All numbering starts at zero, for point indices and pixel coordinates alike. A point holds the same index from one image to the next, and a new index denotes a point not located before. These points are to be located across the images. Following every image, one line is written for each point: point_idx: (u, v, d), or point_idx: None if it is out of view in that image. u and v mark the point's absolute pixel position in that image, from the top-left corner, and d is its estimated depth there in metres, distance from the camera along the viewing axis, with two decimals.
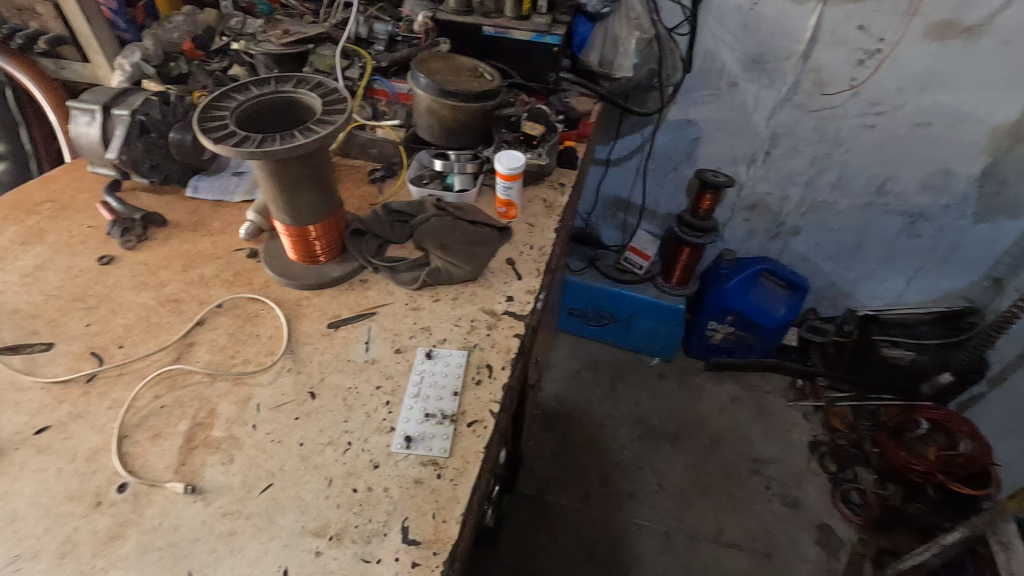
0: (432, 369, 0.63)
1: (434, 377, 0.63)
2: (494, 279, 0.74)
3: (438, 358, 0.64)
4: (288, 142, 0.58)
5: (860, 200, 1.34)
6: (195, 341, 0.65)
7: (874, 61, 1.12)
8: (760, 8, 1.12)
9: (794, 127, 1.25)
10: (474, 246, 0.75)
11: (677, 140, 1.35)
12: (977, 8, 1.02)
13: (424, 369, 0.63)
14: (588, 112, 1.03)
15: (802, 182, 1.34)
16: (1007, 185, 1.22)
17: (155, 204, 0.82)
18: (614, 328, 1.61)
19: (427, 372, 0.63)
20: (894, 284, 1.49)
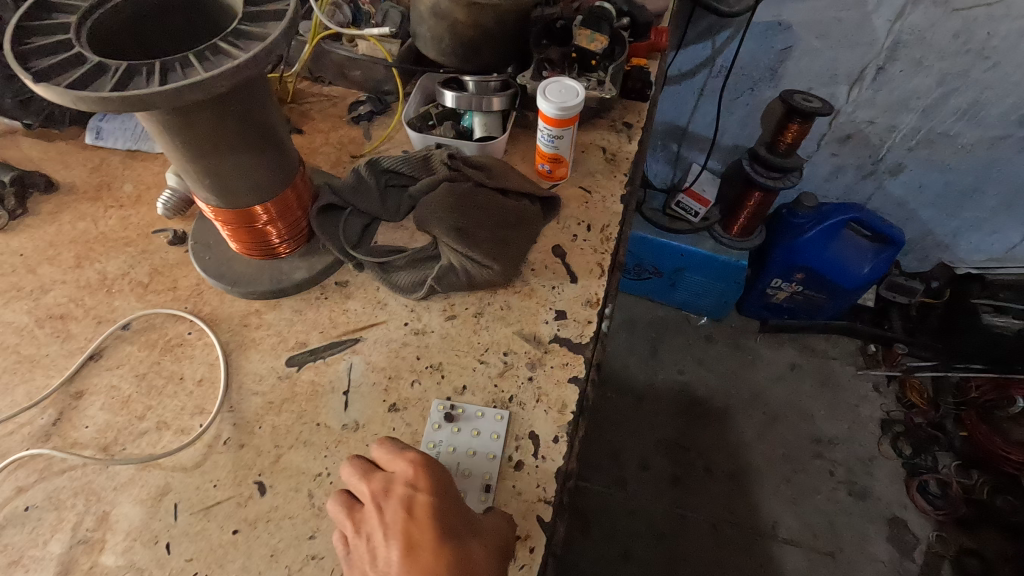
0: (453, 442, 0.41)
1: (454, 457, 0.41)
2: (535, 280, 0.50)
3: (461, 422, 0.42)
4: (181, 77, 0.32)
5: (994, 133, 1.04)
6: (85, 389, 0.43)
7: None
8: None
9: (927, 33, 0.92)
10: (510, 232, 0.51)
11: (760, 51, 1.02)
12: None
13: (438, 441, 0.41)
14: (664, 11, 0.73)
15: (919, 108, 1.03)
16: None
17: (40, 157, 0.56)
18: (658, 283, 1.37)
19: (444, 447, 0.41)
20: (1008, 237, 1.21)
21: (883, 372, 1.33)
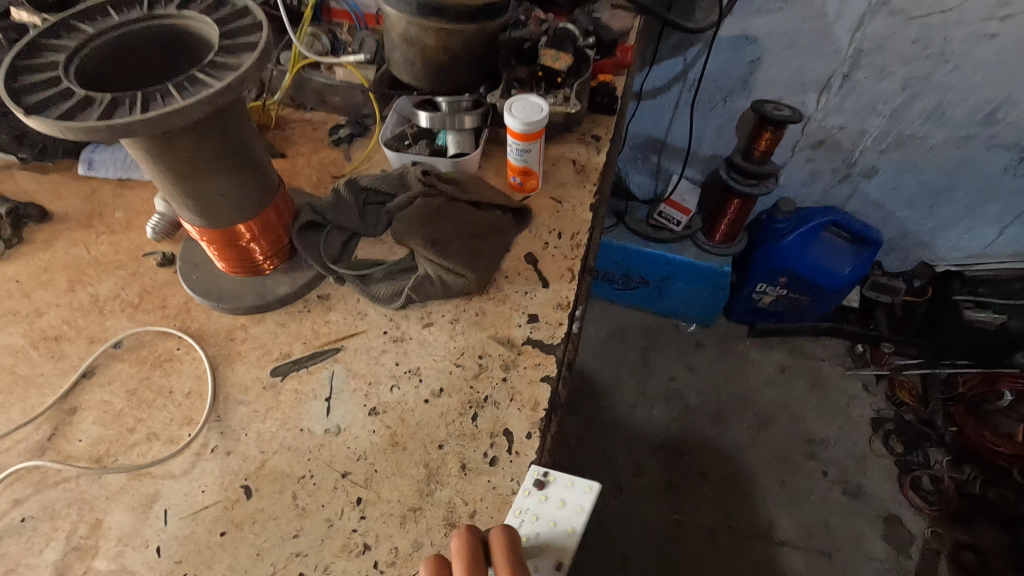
0: (538, 510, 0.39)
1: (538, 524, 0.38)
2: (508, 287, 0.52)
3: (551, 489, 0.39)
4: (161, 106, 0.35)
5: (961, 132, 1.07)
6: (79, 406, 0.45)
7: None
8: None
9: (887, 41, 0.96)
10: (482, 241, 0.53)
11: (730, 63, 1.06)
12: None
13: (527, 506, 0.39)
14: (627, 30, 0.76)
15: (887, 113, 1.07)
16: None
17: (34, 188, 0.59)
18: (645, 292, 1.39)
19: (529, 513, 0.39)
20: (984, 233, 1.25)
21: (871, 371, 1.34)
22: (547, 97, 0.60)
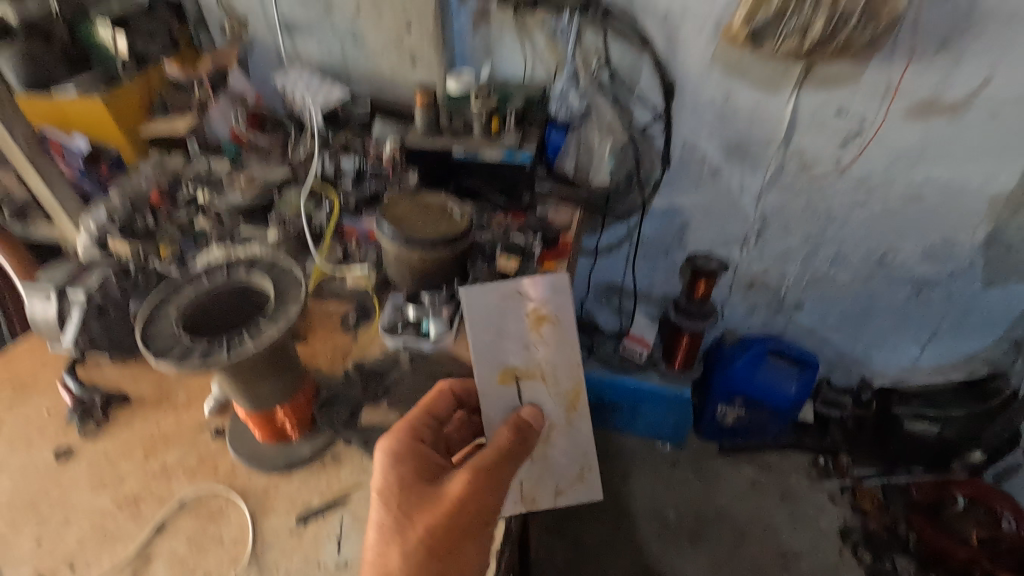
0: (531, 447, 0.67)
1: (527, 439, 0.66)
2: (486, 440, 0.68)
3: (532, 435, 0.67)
4: (238, 347, 0.55)
5: (863, 272, 1.29)
6: (153, 553, 0.60)
7: (858, 142, 1.08)
8: (734, 101, 1.07)
9: (783, 208, 1.21)
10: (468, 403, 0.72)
11: (664, 226, 1.31)
12: (957, 86, 0.98)
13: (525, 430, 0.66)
14: (569, 223, 0.99)
15: (798, 259, 1.30)
16: (1015, 248, 1.17)
17: (119, 377, 0.78)
18: (621, 416, 1.54)
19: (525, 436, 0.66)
20: (909, 351, 1.42)
21: (835, 482, 1.45)
22: None
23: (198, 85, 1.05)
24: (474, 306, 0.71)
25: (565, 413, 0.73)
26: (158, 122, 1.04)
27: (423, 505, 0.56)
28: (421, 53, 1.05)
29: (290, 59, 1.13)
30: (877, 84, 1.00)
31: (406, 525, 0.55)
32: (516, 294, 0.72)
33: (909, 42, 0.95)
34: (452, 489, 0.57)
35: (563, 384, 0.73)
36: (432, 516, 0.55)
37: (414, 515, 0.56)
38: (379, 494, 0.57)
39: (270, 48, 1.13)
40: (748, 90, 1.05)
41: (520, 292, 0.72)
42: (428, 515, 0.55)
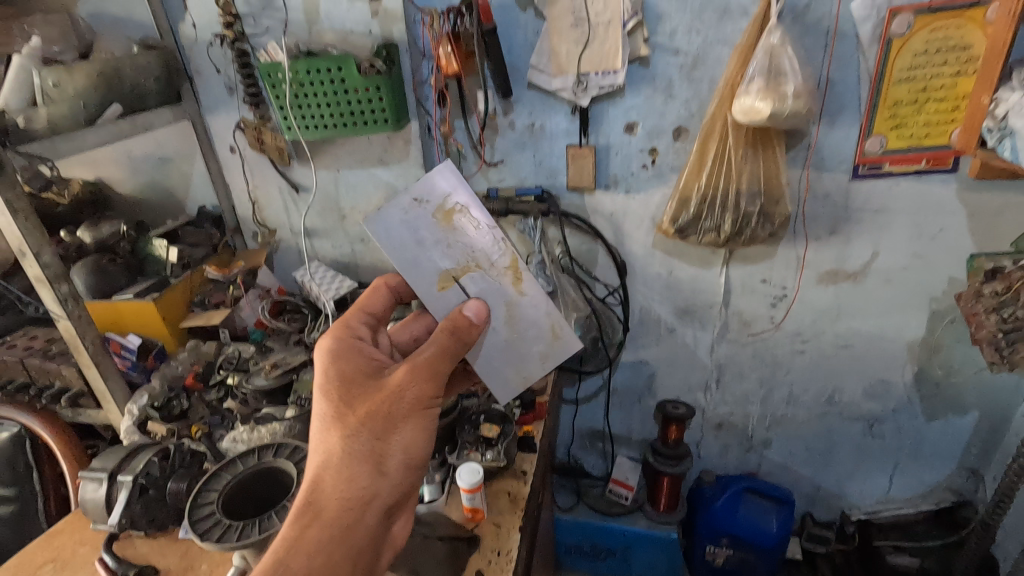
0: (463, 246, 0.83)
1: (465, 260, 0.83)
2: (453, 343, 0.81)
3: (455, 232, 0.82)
4: (266, 526, 0.71)
5: (817, 411, 1.42)
6: None
7: (784, 303, 1.28)
8: (676, 274, 1.29)
9: (734, 358, 1.38)
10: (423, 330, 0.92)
11: (634, 377, 1.46)
12: (854, 258, 1.20)
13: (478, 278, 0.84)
14: (544, 388, 1.17)
15: (757, 401, 1.44)
16: (943, 386, 1.30)
17: (149, 549, 0.89)
18: (615, 562, 1.56)
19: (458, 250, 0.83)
20: (878, 482, 1.49)
21: None
22: (483, 456, 0.94)
23: (233, 283, 1.27)
24: (404, 220, 0.80)
25: (541, 347, 0.88)
26: (197, 315, 1.23)
27: (365, 405, 0.68)
28: None
29: (309, 257, 1.37)
30: (788, 258, 1.22)
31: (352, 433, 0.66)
32: (447, 205, 0.81)
33: (805, 228, 1.19)
34: (386, 383, 0.69)
35: (532, 328, 0.87)
36: (374, 403, 0.68)
37: (355, 402, 0.68)
38: (323, 407, 0.69)
39: (292, 249, 1.37)
40: (686, 265, 1.28)
41: (449, 203, 0.81)
42: (368, 405, 0.68)
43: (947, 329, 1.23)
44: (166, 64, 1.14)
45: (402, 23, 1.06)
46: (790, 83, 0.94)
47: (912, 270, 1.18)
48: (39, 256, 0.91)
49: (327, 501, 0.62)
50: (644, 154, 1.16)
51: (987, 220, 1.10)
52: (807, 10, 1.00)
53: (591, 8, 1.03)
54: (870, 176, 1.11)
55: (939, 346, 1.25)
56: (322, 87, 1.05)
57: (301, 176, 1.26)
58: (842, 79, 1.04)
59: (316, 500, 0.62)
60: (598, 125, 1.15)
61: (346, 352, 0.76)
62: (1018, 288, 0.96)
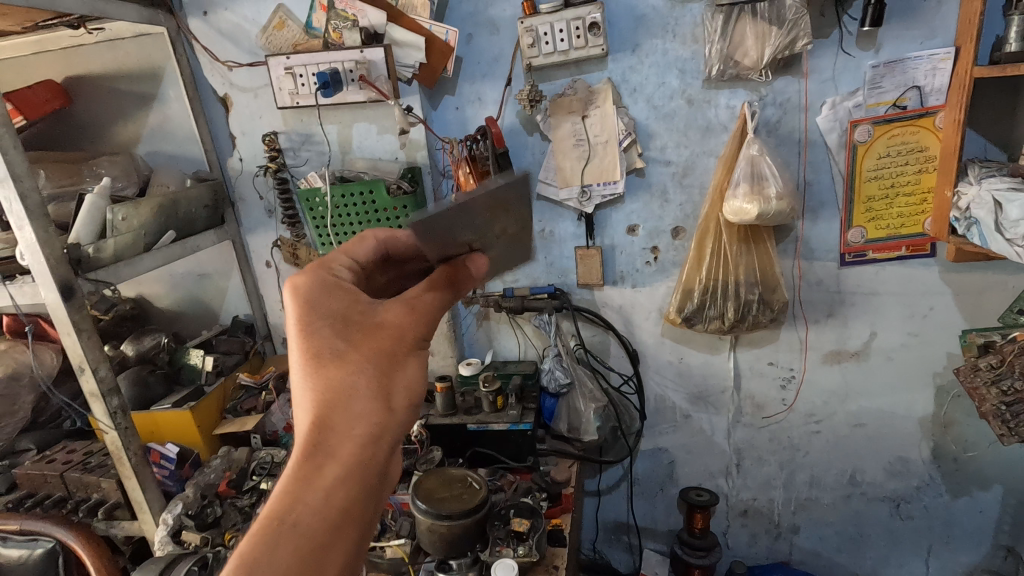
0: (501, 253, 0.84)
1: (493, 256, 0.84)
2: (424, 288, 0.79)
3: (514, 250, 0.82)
4: None
5: (841, 493, 1.40)
6: None
7: (794, 384, 1.32)
8: (687, 360, 1.35)
9: (752, 441, 1.39)
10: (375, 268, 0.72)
11: (654, 465, 1.47)
12: (854, 338, 1.26)
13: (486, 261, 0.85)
14: (567, 479, 1.18)
15: (780, 485, 1.43)
16: (962, 461, 1.31)
17: None
18: None
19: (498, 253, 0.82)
20: (915, 567, 1.43)
21: None
22: (515, 551, 0.96)
23: (265, 389, 1.34)
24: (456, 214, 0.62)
25: None
26: (229, 421, 1.28)
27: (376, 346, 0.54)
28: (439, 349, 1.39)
29: None
30: (791, 340, 1.29)
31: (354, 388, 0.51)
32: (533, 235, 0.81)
33: (803, 312, 1.26)
34: (391, 318, 0.56)
35: None
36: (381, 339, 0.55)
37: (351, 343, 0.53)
38: (308, 344, 0.52)
39: None
40: (696, 351, 1.34)
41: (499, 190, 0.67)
42: (374, 345, 0.54)
43: (954, 402, 1.27)
44: (214, 194, 1.27)
45: (424, 150, 1.21)
46: (772, 186, 1.06)
47: (911, 348, 1.24)
48: (96, 371, 0.98)
49: (326, 463, 0.48)
50: (647, 252, 1.27)
51: (973, 297, 1.17)
52: (779, 124, 1.14)
53: (591, 131, 1.18)
54: (856, 263, 1.20)
55: (950, 419, 1.28)
56: (356, 207, 1.18)
57: None
58: (818, 180, 1.17)
59: (314, 473, 0.48)
60: (603, 229, 1.27)
61: (303, 281, 0.56)
62: (1012, 360, 1.02)
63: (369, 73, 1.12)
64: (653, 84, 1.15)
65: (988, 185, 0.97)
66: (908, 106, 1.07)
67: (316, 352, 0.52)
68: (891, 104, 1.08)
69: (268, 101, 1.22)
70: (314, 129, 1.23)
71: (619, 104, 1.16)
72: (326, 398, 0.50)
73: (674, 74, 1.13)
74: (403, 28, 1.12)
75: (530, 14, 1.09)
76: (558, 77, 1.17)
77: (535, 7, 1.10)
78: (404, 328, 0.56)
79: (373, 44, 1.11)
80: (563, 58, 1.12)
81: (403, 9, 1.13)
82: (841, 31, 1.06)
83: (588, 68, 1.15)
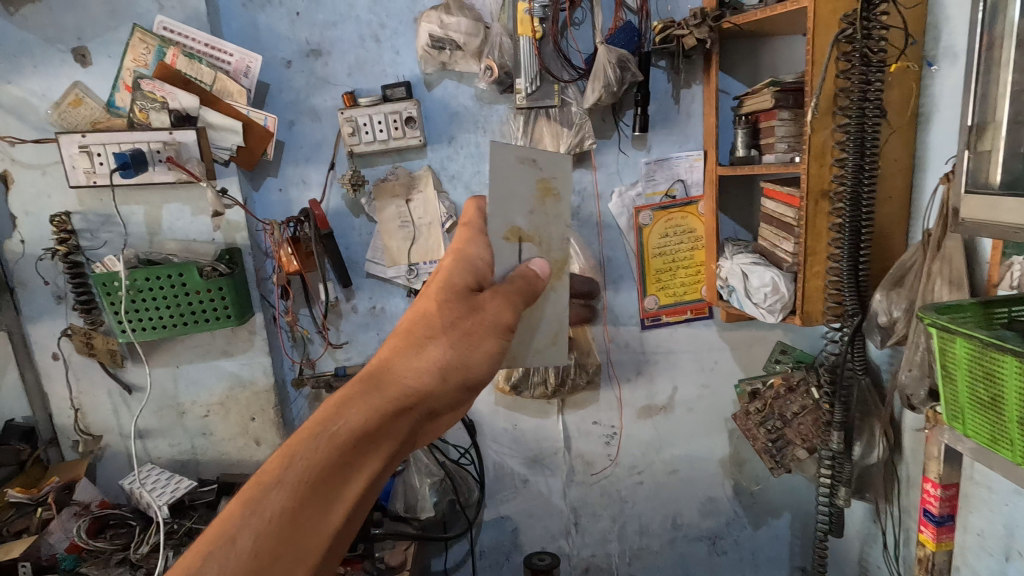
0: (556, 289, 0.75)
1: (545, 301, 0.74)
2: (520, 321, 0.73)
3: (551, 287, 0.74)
4: None
5: (667, 537, 1.52)
6: None
7: (615, 440, 1.44)
8: (520, 426, 1.41)
9: (586, 498, 1.47)
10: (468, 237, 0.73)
11: (499, 535, 1.47)
12: (660, 394, 1.42)
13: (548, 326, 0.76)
14: (401, 563, 1.19)
15: (614, 537, 1.51)
16: (755, 495, 1.50)
17: None
18: None
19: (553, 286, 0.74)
20: None
21: None
22: None
23: (43, 504, 1.13)
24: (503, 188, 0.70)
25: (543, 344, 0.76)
26: None
27: (452, 336, 0.60)
28: (265, 437, 1.28)
29: (140, 460, 1.28)
30: (609, 399, 1.41)
31: (426, 341, 0.60)
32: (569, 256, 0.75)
33: (616, 373, 1.40)
34: (493, 300, 0.64)
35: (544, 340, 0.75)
36: (469, 323, 0.62)
37: (457, 310, 0.62)
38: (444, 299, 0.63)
39: (120, 453, 1.27)
40: (528, 417, 1.40)
41: (558, 187, 0.75)
42: (472, 319, 0.62)
43: (743, 443, 1.47)
44: None
45: (244, 231, 1.19)
46: None
47: (705, 398, 1.43)
48: None
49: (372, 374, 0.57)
50: None
51: (744, 350, 1.40)
52: (580, 209, 1.30)
53: (414, 213, 1.24)
54: (654, 326, 1.37)
55: (742, 457, 1.48)
56: (161, 292, 1.10)
57: (134, 375, 1.24)
58: (615, 256, 1.33)
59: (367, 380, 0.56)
60: None
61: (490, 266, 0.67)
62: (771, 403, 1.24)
63: (179, 155, 1.10)
64: (469, 172, 1.26)
65: (737, 260, 1.19)
66: (676, 196, 1.30)
67: (448, 307, 0.62)
68: (664, 194, 1.30)
69: (59, 179, 1.12)
70: (114, 210, 1.15)
71: (439, 189, 1.25)
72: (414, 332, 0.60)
73: (487, 164, 1.25)
74: (218, 112, 1.11)
75: (349, 106, 1.16)
76: (380, 164, 1.22)
77: (355, 100, 1.17)
78: (480, 328, 0.62)
79: (184, 126, 1.09)
80: (383, 146, 1.18)
81: (218, 94, 1.12)
82: (620, 134, 1.27)
83: (408, 155, 1.23)
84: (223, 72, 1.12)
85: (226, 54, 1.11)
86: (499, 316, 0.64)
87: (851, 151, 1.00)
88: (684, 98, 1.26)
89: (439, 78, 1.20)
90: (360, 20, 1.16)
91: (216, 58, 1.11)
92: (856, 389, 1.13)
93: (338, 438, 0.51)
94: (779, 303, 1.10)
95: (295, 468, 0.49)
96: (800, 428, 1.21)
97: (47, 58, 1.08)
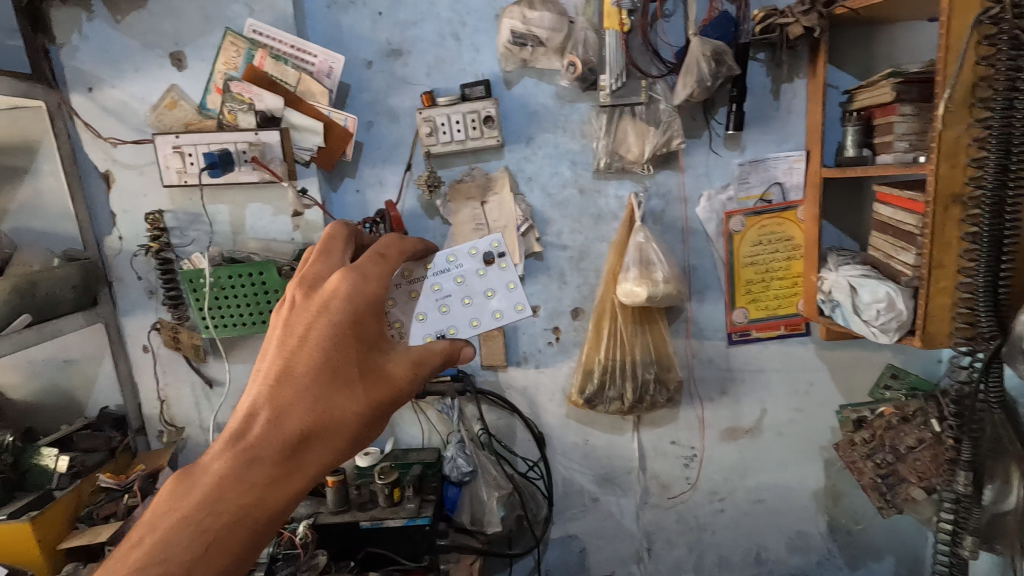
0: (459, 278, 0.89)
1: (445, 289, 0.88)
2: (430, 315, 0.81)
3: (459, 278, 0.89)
4: None
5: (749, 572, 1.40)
6: None
7: (695, 463, 1.33)
8: (592, 442, 1.33)
9: (660, 523, 1.37)
10: (376, 257, 0.72)
11: (565, 554, 1.40)
12: (747, 415, 1.31)
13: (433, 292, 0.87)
14: None
15: (691, 567, 1.40)
16: (854, 533, 1.35)
17: None
18: None
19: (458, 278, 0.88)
20: None
21: None
22: None
23: (129, 490, 1.16)
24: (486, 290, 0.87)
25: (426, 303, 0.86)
26: (81, 532, 1.10)
27: (357, 417, 0.64)
28: None
29: None
30: (690, 418, 1.31)
31: (339, 414, 0.63)
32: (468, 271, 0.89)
33: (698, 391, 1.30)
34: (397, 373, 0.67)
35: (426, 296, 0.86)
36: (379, 394, 0.65)
37: (362, 385, 0.65)
38: (339, 365, 0.64)
39: (200, 445, 1.31)
40: (600, 432, 1.33)
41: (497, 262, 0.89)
42: (379, 394, 0.65)
43: (840, 475, 1.32)
44: (86, 274, 1.17)
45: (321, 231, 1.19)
46: (659, 270, 1.12)
47: (798, 422, 1.30)
48: None
49: (276, 452, 0.59)
50: (548, 332, 1.28)
51: (845, 372, 1.27)
52: (663, 214, 1.22)
53: (490, 216, 1.20)
54: (742, 341, 1.26)
55: (839, 492, 1.33)
56: (242, 289, 1.12)
57: (215, 370, 1.27)
58: (701, 264, 1.23)
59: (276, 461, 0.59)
60: None
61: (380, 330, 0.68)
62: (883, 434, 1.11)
63: (263, 155, 1.11)
64: (547, 173, 1.20)
65: (845, 272, 1.06)
66: (773, 200, 1.19)
67: (350, 381, 0.64)
68: (758, 198, 1.19)
69: (154, 178, 1.17)
70: (202, 209, 1.19)
71: (516, 191, 1.21)
72: (321, 409, 0.62)
73: (566, 165, 1.20)
74: (301, 113, 1.12)
75: (428, 105, 1.13)
76: (456, 164, 1.20)
77: (433, 99, 1.14)
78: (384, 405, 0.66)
79: (269, 127, 1.11)
80: (460, 147, 1.15)
81: (302, 95, 1.13)
82: (710, 133, 1.17)
83: (485, 156, 1.19)
84: (307, 72, 1.13)
85: (310, 56, 1.12)
86: (397, 383, 0.67)
87: (993, 148, 0.86)
88: (785, 94, 1.15)
89: (518, 77, 1.16)
90: (441, 18, 1.14)
91: (301, 59, 1.12)
92: (988, 425, 0.98)
93: (252, 524, 0.57)
94: (894, 321, 0.97)
95: (211, 559, 0.54)
96: (916, 465, 1.06)
97: (148, 62, 1.13)
